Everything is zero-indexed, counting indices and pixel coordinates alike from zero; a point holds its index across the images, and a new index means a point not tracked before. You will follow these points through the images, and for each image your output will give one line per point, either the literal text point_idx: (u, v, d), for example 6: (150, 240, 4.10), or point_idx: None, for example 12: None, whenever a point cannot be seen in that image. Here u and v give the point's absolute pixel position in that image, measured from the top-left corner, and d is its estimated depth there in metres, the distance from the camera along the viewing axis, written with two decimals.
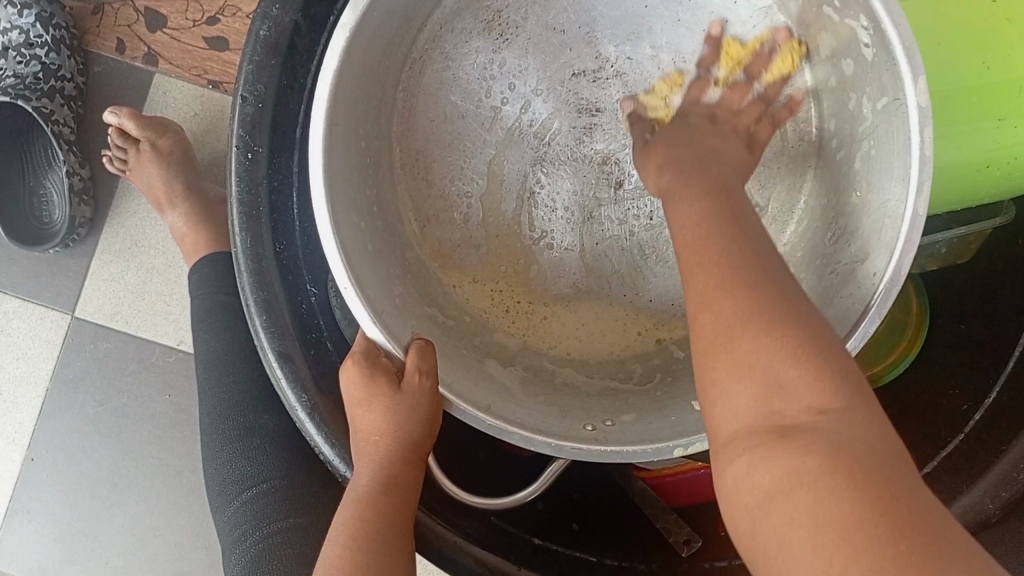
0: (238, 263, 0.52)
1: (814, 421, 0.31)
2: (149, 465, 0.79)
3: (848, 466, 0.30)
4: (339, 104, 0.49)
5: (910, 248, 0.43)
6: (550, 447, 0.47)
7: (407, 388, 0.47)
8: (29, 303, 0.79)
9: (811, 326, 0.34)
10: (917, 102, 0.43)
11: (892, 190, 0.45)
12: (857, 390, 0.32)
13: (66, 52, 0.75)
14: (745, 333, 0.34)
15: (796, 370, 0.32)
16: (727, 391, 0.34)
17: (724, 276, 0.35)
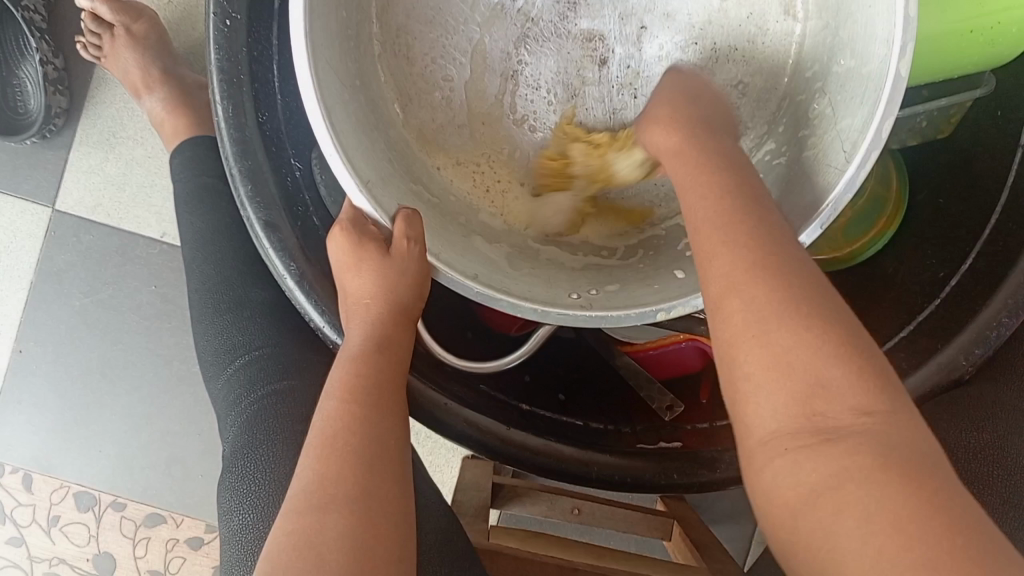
0: (222, 134, 0.51)
1: (859, 422, 0.34)
2: (140, 356, 0.81)
3: (890, 464, 0.33)
4: None
5: (890, 112, 0.45)
6: (536, 313, 0.48)
7: (396, 253, 0.48)
8: (8, 197, 0.78)
9: (842, 322, 0.37)
10: None
11: (876, 54, 0.47)
12: (888, 387, 0.35)
13: None
14: (779, 329, 0.36)
15: (834, 371, 0.35)
16: (763, 394, 0.36)
17: (757, 265, 0.38)
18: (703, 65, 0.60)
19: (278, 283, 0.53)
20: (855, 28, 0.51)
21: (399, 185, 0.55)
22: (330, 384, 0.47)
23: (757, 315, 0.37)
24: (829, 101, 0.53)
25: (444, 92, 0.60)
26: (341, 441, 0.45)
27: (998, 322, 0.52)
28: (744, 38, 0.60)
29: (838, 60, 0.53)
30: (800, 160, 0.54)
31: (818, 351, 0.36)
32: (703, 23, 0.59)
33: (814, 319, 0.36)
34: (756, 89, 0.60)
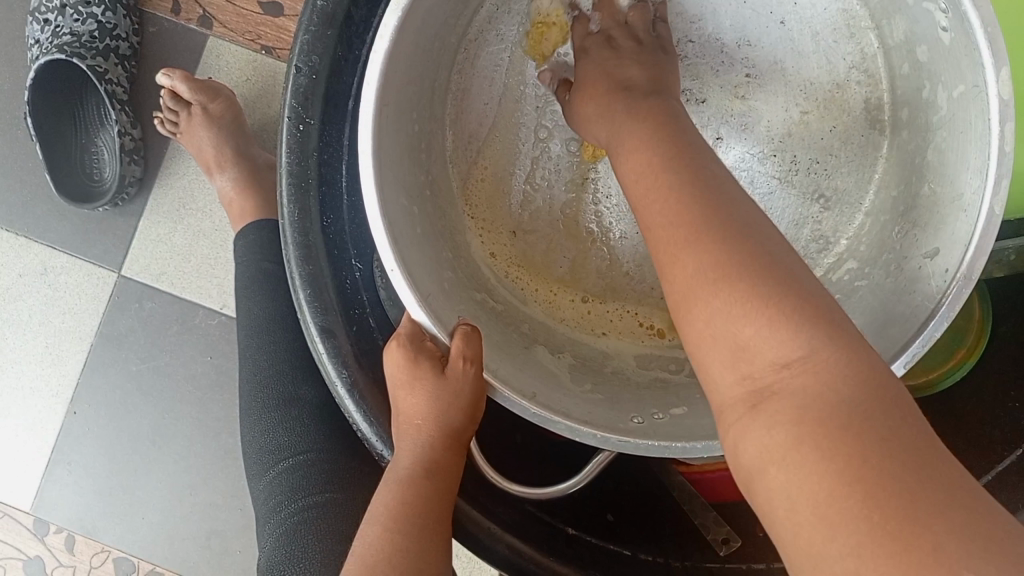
0: (285, 235, 0.51)
1: (785, 374, 0.32)
2: (188, 425, 0.80)
3: (820, 421, 0.30)
4: (389, 81, 0.48)
5: (982, 251, 0.43)
6: (595, 438, 0.46)
7: (451, 373, 0.47)
8: (76, 259, 0.79)
9: (773, 266, 0.34)
10: (998, 93, 0.41)
11: (967, 183, 0.45)
12: (816, 325, 0.32)
13: (122, 11, 0.73)
14: (707, 291, 0.35)
15: (751, 329, 0.33)
16: (711, 367, 0.35)
17: (682, 229, 0.37)
18: (782, 177, 0.58)
19: (329, 389, 0.53)
20: (946, 154, 0.48)
21: (461, 293, 0.54)
22: (376, 508, 0.47)
23: (695, 273, 0.35)
24: (916, 226, 0.50)
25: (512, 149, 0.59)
26: (380, 575, 0.44)
27: None
28: (825, 151, 0.57)
29: (923, 185, 0.51)
30: (882, 284, 0.51)
31: (752, 303, 0.33)
32: (781, 136, 0.57)
33: (749, 275, 0.34)
34: (842, 202, 0.58)
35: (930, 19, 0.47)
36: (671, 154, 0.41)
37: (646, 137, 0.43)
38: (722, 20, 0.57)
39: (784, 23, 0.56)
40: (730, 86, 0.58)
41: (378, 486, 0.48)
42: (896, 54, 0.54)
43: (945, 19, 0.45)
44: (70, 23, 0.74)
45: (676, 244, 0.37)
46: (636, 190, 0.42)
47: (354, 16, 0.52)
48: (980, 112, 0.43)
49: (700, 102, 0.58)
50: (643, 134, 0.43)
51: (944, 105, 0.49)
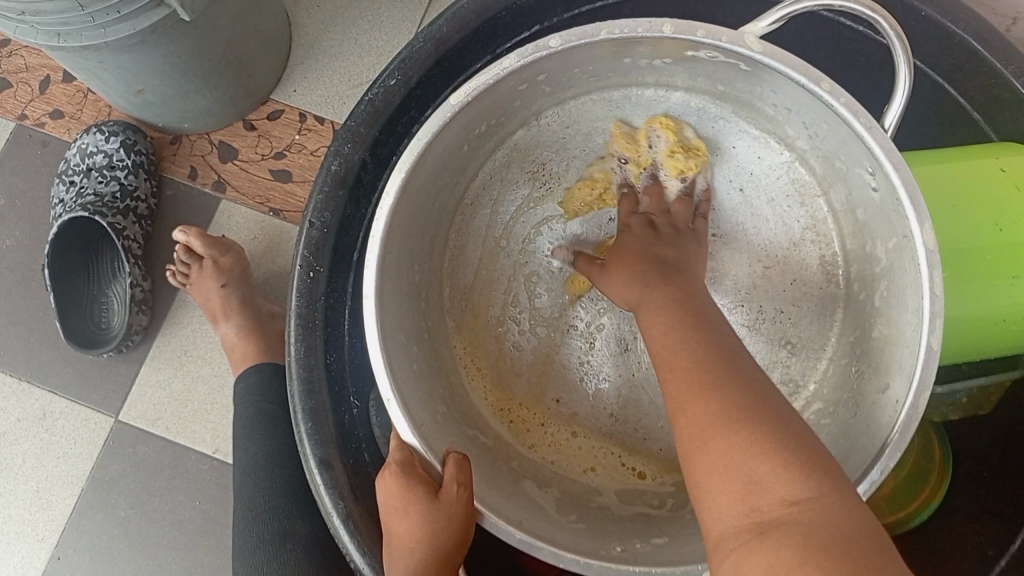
0: (290, 373, 0.55)
1: (789, 511, 0.35)
2: (172, 573, 0.78)
3: (818, 549, 0.33)
4: (393, 235, 0.54)
5: (924, 386, 0.47)
6: (578, 564, 0.48)
7: (445, 496, 0.50)
8: (77, 404, 0.80)
9: (782, 421, 0.39)
10: (925, 244, 0.48)
11: (909, 322, 0.51)
12: (822, 475, 0.37)
13: (143, 175, 0.80)
14: (723, 433, 0.39)
15: (766, 468, 0.37)
16: (711, 492, 0.38)
17: (698, 379, 0.41)
18: (750, 326, 0.63)
19: (324, 520, 0.55)
20: (891, 298, 0.55)
21: (456, 430, 0.58)
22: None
23: (713, 414, 0.40)
24: (872, 364, 0.56)
25: (508, 294, 0.65)
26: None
27: None
28: (789, 301, 0.64)
29: (875, 326, 0.57)
30: (843, 419, 0.56)
31: (761, 451, 0.37)
32: (746, 289, 0.63)
33: (757, 417, 0.39)
34: (803, 348, 0.63)
35: (863, 182, 0.55)
36: (691, 316, 0.46)
37: (671, 305, 0.47)
38: None
39: (743, 190, 0.65)
40: None
41: None
42: (840, 217, 0.62)
43: (873, 180, 0.53)
44: (94, 185, 0.80)
45: (700, 389, 0.41)
46: (654, 319, 0.47)
47: (363, 180, 0.58)
48: (910, 257, 0.50)
49: None
50: (662, 299, 0.48)
51: (885, 260, 0.56)
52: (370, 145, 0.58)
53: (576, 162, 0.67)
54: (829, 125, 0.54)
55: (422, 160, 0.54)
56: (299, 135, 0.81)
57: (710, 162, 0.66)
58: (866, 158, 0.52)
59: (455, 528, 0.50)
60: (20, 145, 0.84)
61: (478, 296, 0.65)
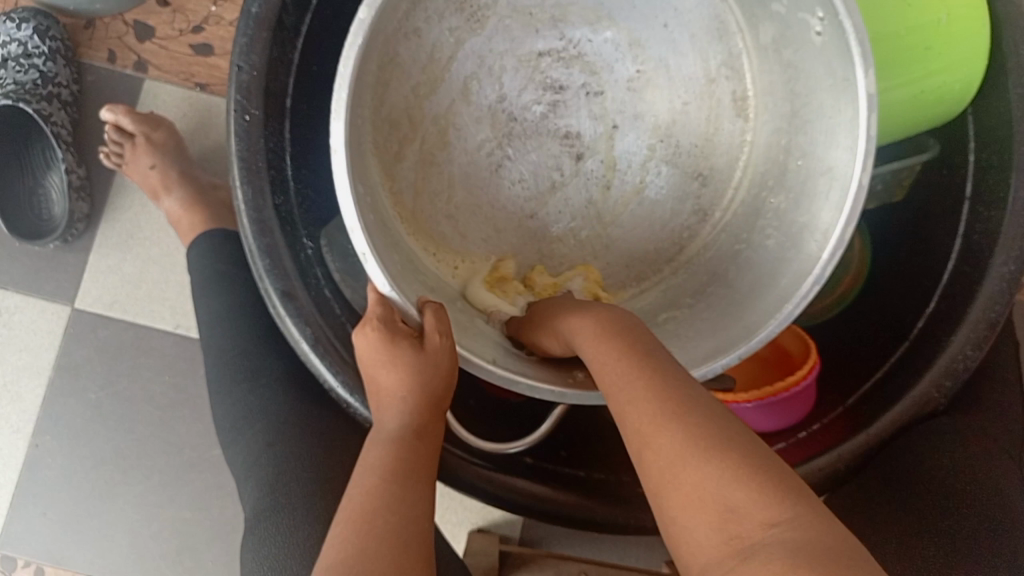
0: (240, 213, 0.56)
1: (766, 534, 0.34)
2: (151, 446, 0.81)
3: (810, 560, 0.32)
4: (358, 109, 0.57)
5: (852, 220, 0.54)
6: (554, 394, 0.54)
7: (429, 347, 0.53)
8: (30, 297, 0.81)
9: (738, 441, 0.37)
10: (867, 92, 0.53)
11: (841, 155, 0.56)
12: (791, 495, 0.35)
13: (62, 61, 0.78)
14: (686, 464, 0.37)
15: (742, 493, 0.35)
16: (687, 526, 0.36)
17: (660, 413, 0.39)
18: (668, 160, 0.68)
19: (292, 350, 0.57)
20: (813, 133, 0.60)
21: (414, 275, 0.60)
22: (367, 464, 0.51)
23: (670, 450, 0.38)
24: (788, 195, 0.62)
25: (441, 142, 0.64)
26: (379, 519, 0.47)
27: (963, 357, 0.58)
28: (700, 136, 0.68)
29: (795, 159, 0.62)
30: (761, 246, 0.63)
31: (727, 475, 0.36)
32: (666, 122, 0.68)
33: (716, 447, 0.37)
34: (714, 179, 0.68)
35: (804, 25, 0.57)
36: (636, 350, 0.45)
37: (616, 338, 0.46)
38: (616, 23, 0.66)
39: (667, 26, 0.67)
40: (624, 81, 0.67)
41: (365, 446, 0.53)
42: (757, 53, 0.65)
43: (819, 24, 0.55)
44: (14, 75, 0.79)
45: (647, 425, 0.40)
46: (603, 361, 0.45)
47: (285, 22, 0.58)
48: (850, 100, 0.55)
49: (597, 94, 0.67)
50: (595, 342, 0.46)
51: (812, 93, 0.60)
52: None
53: None
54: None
55: (374, 34, 0.56)
56: (215, 7, 0.79)
57: None
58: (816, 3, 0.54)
59: (443, 376, 0.53)
60: None
61: (406, 142, 0.63)
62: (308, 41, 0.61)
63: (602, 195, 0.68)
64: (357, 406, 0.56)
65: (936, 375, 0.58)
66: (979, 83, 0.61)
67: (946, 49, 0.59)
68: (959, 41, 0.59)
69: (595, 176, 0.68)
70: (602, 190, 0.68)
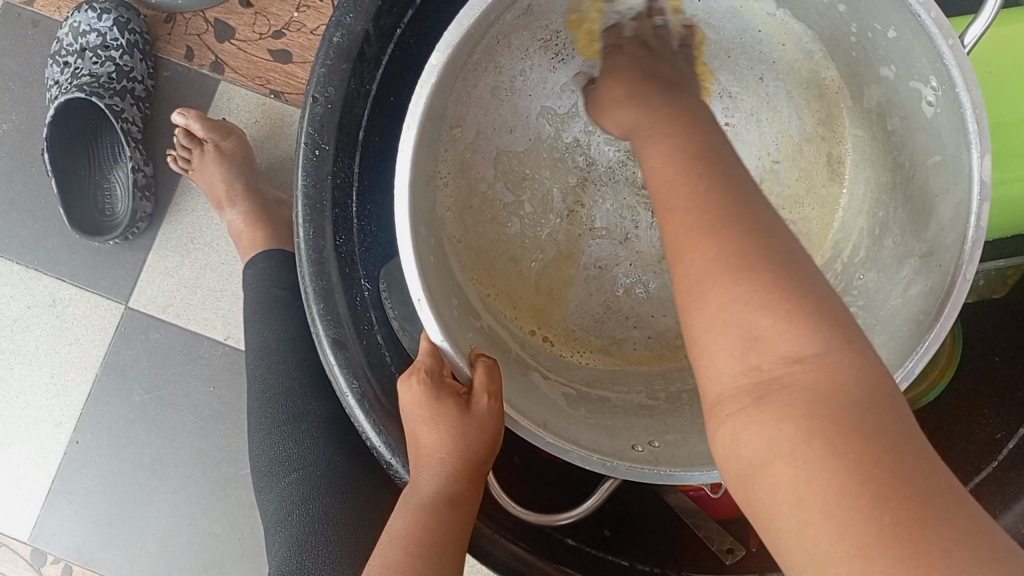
0: (300, 253, 0.54)
1: (792, 370, 0.32)
2: (191, 454, 0.82)
3: (823, 428, 0.30)
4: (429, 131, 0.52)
5: (952, 312, 0.44)
6: (606, 467, 0.49)
7: (473, 408, 0.48)
8: (86, 292, 0.82)
9: (786, 265, 0.34)
10: (980, 175, 0.44)
11: (943, 240, 0.47)
12: (830, 327, 0.32)
13: (139, 56, 0.79)
14: (720, 280, 0.34)
15: (769, 321, 0.33)
16: (709, 350, 0.34)
17: (703, 218, 0.36)
18: None
19: (339, 400, 0.55)
20: (916, 209, 0.51)
21: (467, 324, 0.55)
22: (396, 529, 0.49)
23: (704, 262, 0.35)
24: (880, 272, 0.53)
25: (508, 188, 0.60)
26: None
27: None
28: None
29: (888, 237, 0.54)
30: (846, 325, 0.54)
31: (762, 301, 0.33)
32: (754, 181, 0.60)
33: (761, 267, 0.34)
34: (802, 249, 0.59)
35: (916, 95, 0.48)
36: (685, 133, 0.40)
37: (671, 141, 0.40)
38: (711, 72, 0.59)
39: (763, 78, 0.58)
40: None
41: (397, 504, 0.51)
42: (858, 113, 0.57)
43: (933, 95, 0.46)
44: (91, 67, 0.80)
45: (686, 234, 0.36)
46: (646, 124, 0.42)
47: (367, 53, 0.56)
48: (960, 181, 0.46)
49: None
50: (671, 131, 0.40)
51: (920, 164, 0.51)
52: (373, 16, 0.55)
53: None
54: (899, 35, 0.46)
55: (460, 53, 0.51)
56: (298, 13, 0.76)
57: (733, 42, 0.58)
58: (930, 71, 0.45)
59: (487, 439, 0.49)
60: (8, 24, 0.82)
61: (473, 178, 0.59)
62: (387, 71, 0.59)
63: None
64: (398, 467, 0.53)
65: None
66: None
67: None
68: None
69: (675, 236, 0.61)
70: None
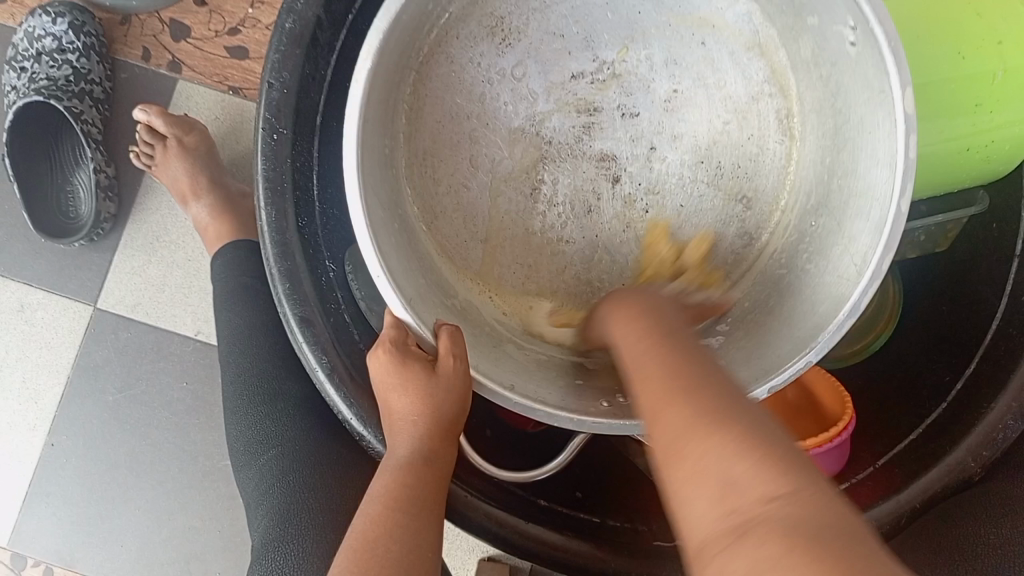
0: (263, 236, 0.55)
1: (767, 507, 0.30)
2: (166, 450, 0.83)
3: (802, 542, 0.28)
4: (371, 104, 0.52)
5: (893, 242, 0.50)
6: (571, 422, 0.51)
7: (441, 371, 0.50)
8: (53, 294, 0.83)
9: (757, 429, 0.34)
10: (904, 108, 0.49)
11: (880, 176, 0.52)
12: (798, 468, 0.32)
13: (95, 58, 0.80)
14: (694, 436, 0.34)
15: (743, 463, 0.32)
16: (688, 503, 0.33)
17: (675, 385, 0.38)
18: (710, 182, 0.62)
19: (309, 377, 0.56)
20: (855, 152, 0.56)
21: (434, 299, 0.58)
22: (374, 490, 0.50)
23: (680, 425, 0.36)
24: (830, 217, 0.58)
25: (467, 168, 0.61)
26: (378, 547, 0.47)
27: (1003, 426, 0.54)
28: (745, 158, 0.62)
29: (836, 182, 0.57)
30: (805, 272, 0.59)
31: (730, 447, 0.33)
32: (706, 144, 0.62)
33: (736, 424, 0.34)
34: (759, 202, 0.63)
35: (840, 37, 0.53)
36: (657, 330, 0.44)
37: (644, 323, 0.45)
38: (652, 42, 0.61)
39: (704, 44, 0.61)
40: (661, 100, 0.61)
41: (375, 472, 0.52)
42: (801, 70, 0.61)
43: (851, 35, 0.52)
44: (47, 70, 0.81)
45: (663, 400, 0.37)
46: (631, 339, 0.44)
47: (319, 38, 0.57)
48: (886, 115, 0.50)
49: (632, 115, 0.61)
50: (633, 322, 0.45)
51: (853, 113, 0.56)
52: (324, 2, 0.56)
53: (535, 17, 0.60)
54: None
55: (394, 28, 0.52)
56: (253, 10, 0.78)
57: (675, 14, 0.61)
58: (847, 13, 0.51)
59: (453, 401, 0.51)
60: None
61: (438, 170, 0.61)
62: (342, 57, 0.59)
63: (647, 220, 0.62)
64: (370, 439, 0.54)
65: (973, 445, 0.55)
66: None
67: (996, 108, 0.57)
68: (1010, 99, 0.58)
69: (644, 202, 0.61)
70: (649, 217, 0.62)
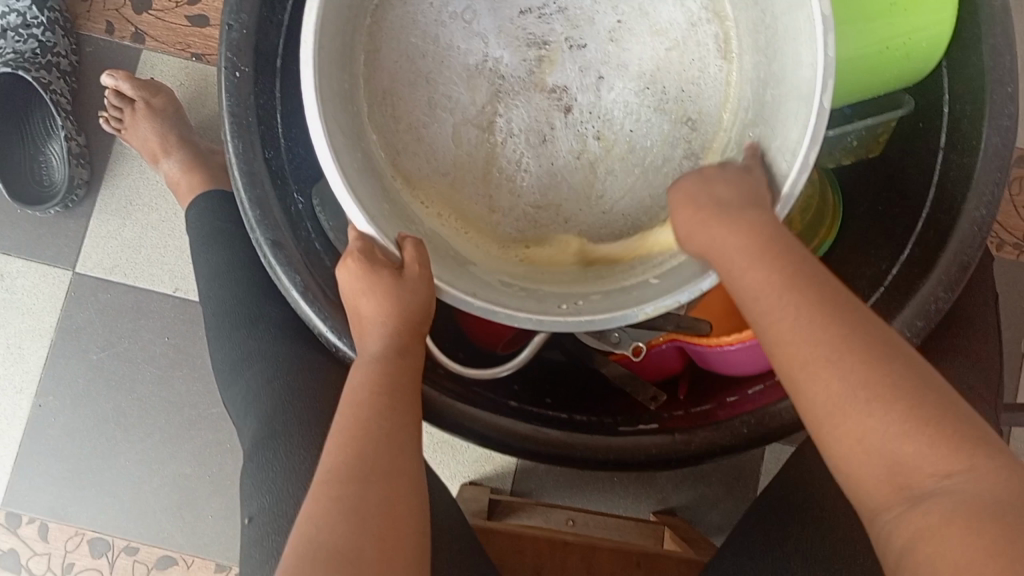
0: (233, 167, 0.59)
1: (944, 484, 0.40)
2: (149, 400, 0.92)
3: (975, 517, 0.39)
4: (327, 29, 0.53)
5: (816, 138, 0.49)
6: (531, 322, 0.52)
7: (408, 275, 0.54)
8: (30, 263, 0.92)
9: (919, 387, 0.43)
10: (821, 9, 0.49)
11: (803, 75, 0.52)
12: (959, 442, 0.41)
13: (60, 32, 0.88)
14: (854, 411, 0.43)
15: (915, 446, 0.41)
16: (857, 466, 0.43)
17: (831, 344, 0.44)
18: (656, 107, 0.62)
19: (284, 296, 0.60)
20: (783, 62, 0.56)
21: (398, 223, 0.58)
22: (353, 380, 0.53)
23: (834, 391, 0.43)
24: (763, 130, 0.58)
25: (424, 106, 0.61)
26: (374, 425, 0.51)
27: (936, 298, 0.60)
28: (687, 81, 0.62)
29: (770, 93, 0.58)
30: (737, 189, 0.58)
31: (900, 424, 0.42)
32: (650, 70, 0.61)
33: (897, 395, 0.42)
34: (703, 126, 0.62)
35: None
36: (766, 250, 0.49)
37: (741, 233, 0.49)
38: None
39: None
40: (606, 31, 0.62)
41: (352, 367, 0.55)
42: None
43: None
44: (14, 44, 0.89)
45: (801, 359, 0.45)
46: (738, 250, 0.49)
47: None
48: (806, 17, 0.51)
49: (580, 47, 0.61)
50: (729, 233, 0.50)
51: (780, 26, 0.56)
52: None
53: None
54: None
55: None
56: None
57: None
58: None
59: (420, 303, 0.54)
60: None
61: (397, 109, 0.61)
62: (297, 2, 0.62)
63: (602, 149, 0.62)
64: (345, 348, 0.57)
65: (909, 316, 0.60)
66: (945, 43, 0.62)
67: (909, 8, 0.60)
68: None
69: (594, 130, 0.62)
70: (602, 146, 0.62)
